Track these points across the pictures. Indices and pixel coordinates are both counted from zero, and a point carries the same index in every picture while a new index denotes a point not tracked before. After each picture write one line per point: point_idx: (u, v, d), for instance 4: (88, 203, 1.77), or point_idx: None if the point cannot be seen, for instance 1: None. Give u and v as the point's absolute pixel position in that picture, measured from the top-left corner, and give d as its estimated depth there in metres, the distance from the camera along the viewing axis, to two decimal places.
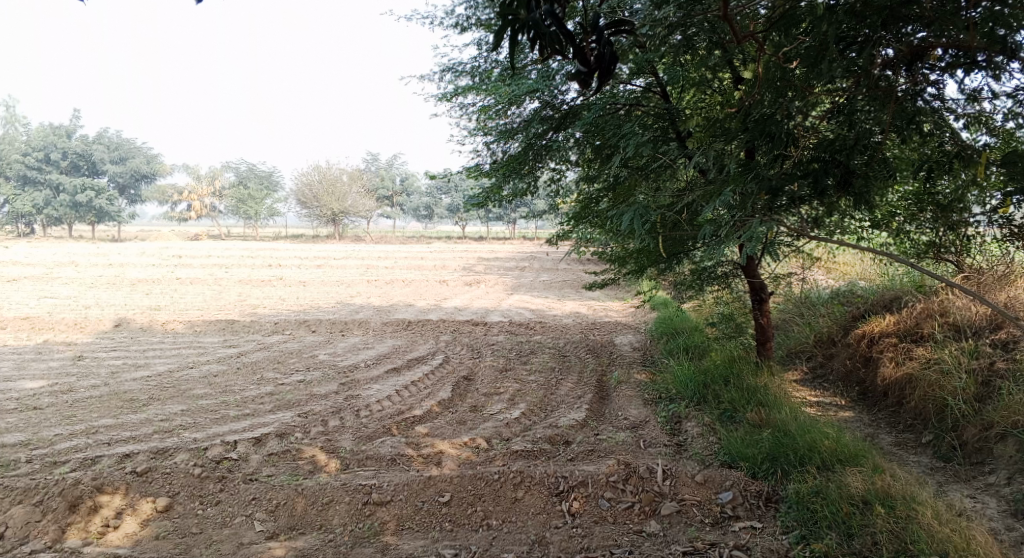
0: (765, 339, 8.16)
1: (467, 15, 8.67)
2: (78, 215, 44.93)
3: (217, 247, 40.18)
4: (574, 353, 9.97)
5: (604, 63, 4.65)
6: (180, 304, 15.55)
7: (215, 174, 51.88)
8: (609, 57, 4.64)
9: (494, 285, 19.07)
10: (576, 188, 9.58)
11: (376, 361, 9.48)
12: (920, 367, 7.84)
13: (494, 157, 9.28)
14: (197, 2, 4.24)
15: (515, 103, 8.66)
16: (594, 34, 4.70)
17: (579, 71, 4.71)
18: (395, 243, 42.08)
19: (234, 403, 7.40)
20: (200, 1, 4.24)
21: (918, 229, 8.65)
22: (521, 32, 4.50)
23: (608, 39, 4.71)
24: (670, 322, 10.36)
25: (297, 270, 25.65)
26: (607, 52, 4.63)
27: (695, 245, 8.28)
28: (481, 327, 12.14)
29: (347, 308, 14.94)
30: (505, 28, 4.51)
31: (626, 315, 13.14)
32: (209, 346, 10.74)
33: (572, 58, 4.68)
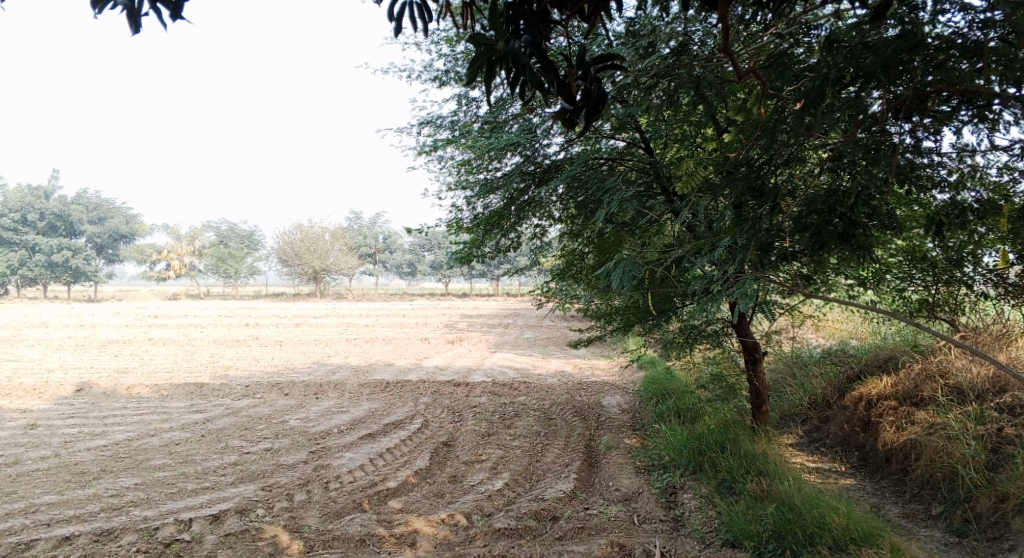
0: (761, 402, 7.71)
1: (446, 69, 8.40)
2: (54, 275, 44.22)
3: (196, 307, 39.56)
4: (559, 416, 9.50)
5: (591, 101, 4.37)
6: (148, 367, 14.94)
7: (194, 233, 51.42)
8: (594, 94, 4.33)
9: (476, 344, 18.57)
10: (560, 245, 9.21)
11: (350, 427, 8.94)
12: (924, 432, 7.44)
13: (475, 212, 8.93)
14: (134, 30, 4.15)
15: (496, 158, 8.35)
16: (580, 68, 4.43)
17: (565, 108, 4.45)
18: (377, 301, 41.61)
19: (192, 475, 6.85)
20: (137, 30, 4.15)
21: (910, 287, 8.29)
22: (498, 64, 4.28)
23: (595, 74, 4.43)
24: (658, 383, 9.94)
25: (275, 329, 25.12)
26: (593, 88, 4.36)
27: (684, 303, 7.92)
28: (462, 388, 11.63)
29: (323, 369, 14.41)
30: (481, 60, 4.28)
31: (612, 374, 12.71)
32: (174, 412, 10.18)
33: (555, 94, 4.40)
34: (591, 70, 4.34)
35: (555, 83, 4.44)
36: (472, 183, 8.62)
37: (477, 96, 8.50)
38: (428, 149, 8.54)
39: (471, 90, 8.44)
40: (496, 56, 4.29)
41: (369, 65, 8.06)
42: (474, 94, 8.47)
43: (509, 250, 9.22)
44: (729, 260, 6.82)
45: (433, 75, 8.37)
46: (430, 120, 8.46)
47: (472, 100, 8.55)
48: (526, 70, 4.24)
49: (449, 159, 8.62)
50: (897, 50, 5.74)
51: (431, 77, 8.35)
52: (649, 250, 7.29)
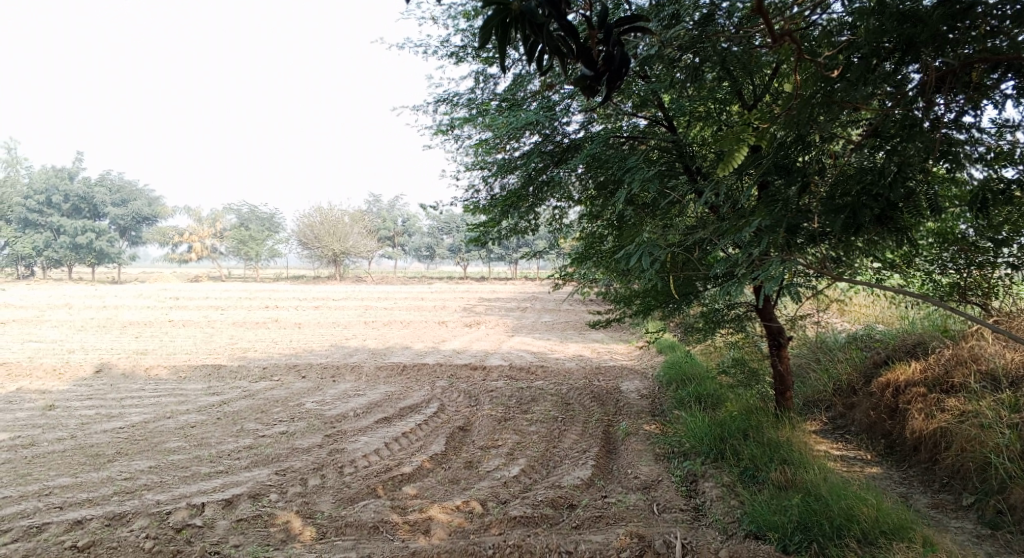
0: (785, 388, 7.52)
1: (464, 45, 8.21)
2: (78, 257, 44.61)
3: (218, 290, 39.78)
4: (578, 400, 9.36)
5: (613, 65, 4.26)
6: (167, 348, 14.96)
7: (215, 215, 51.64)
8: (617, 60, 4.23)
9: (494, 327, 18.45)
10: (580, 226, 9.02)
11: (366, 411, 8.85)
12: (955, 420, 7.25)
13: (492, 193, 8.76)
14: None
15: (514, 137, 8.15)
16: (601, 32, 4.31)
17: (584, 74, 4.33)
18: (397, 284, 41.62)
19: (206, 458, 6.80)
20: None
21: (940, 270, 8.08)
22: (516, 25, 4.14)
23: (617, 38, 4.31)
24: (679, 367, 9.77)
25: (294, 311, 25.13)
26: (615, 53, 4.25)
27: (706, 286, 7.74)
28: (479, 372, 11.51)
29: (341, 351, 14.37)
30: (499, 20, 4.14)
31: (632, 358, 12.55)
32: (191, 394, 10.15)
33: (576, 59, 4.28)
34: (613, 33, 4.22)
35: (575, 48, 4.32)
36: (489, 163, 8.45)
37: (495, 74, 8.31)
38: (444, 128, 8.38)
39: (489, 67, 8.25)
40: (514, 17, 4.14)
41: (384, 42, 7.90)
42: (491, 72, 8.28)
43: (527, 231, 9.05)
44: (754, 243, 6.62)
45: (449, 52, 8.19)
46: (446, 98, 8.29)
47: (489, 78, 8.36)
48: (545, 32, 4.13)
49: (467, 138, 8.45)
50: (938, 20, 5.48)
51: (448, 54, 8.17)
52: (670, 231, 7.11)
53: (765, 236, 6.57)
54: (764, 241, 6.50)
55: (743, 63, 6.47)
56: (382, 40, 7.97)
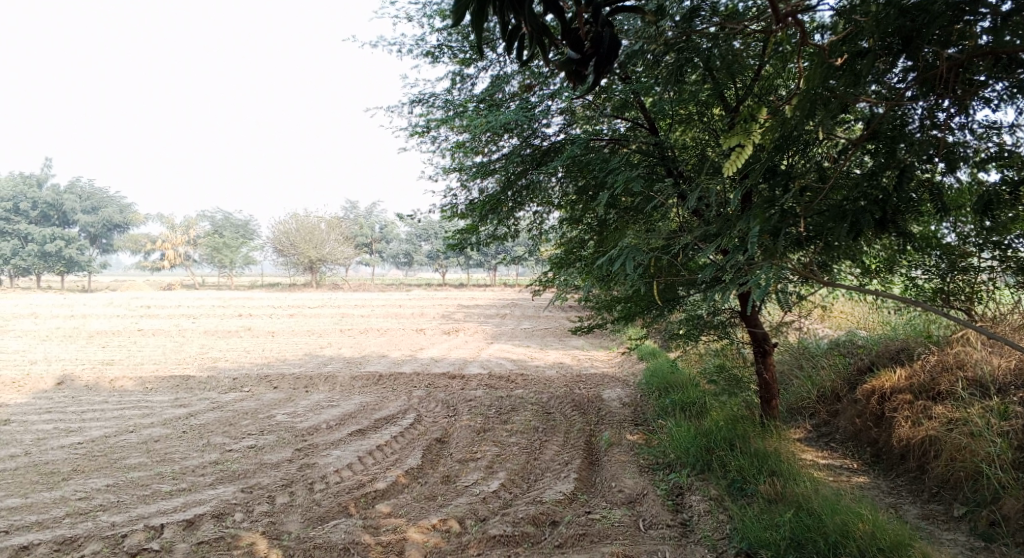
0: (771, 396, 7.32)
1: (439, 44, 7.97)
2: (47, 265, 43.71)
3: (192, 298, 39.12)
4: (558, 409, 9.12)
5: (602, 51, 4.08)
6: (135, 358, 14.52)
7: (189, 222, 50.90)
8: (606, 40, 4.09)
9: (472, 335, 18.16)
10: (560, 231, 8.77)
11: (339, 422, 8.55)
12: (943, 428, 7.08)
13: (469, 197, 8.49)
14: None
15: (492, 139, 7.91)
16: (589, 14, 4.17)
17: (572, 57, 4.18)
18: (374, 291, 41.19)
19: (169, 475, 6.47)
20: None
21: (923, 275, 7.92)
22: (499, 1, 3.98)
23: (605, 20, 4.18)
24: (661, 375, 9.55)
25: (268, 319, 24.67)
26: (605, 33, 4.11)
27: (690, 292, 7.53)
28: (457, 381, 11.23)
29: (315, 361, 14.01)
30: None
31: (612, 365, 12.32)
32: (157, 406, 9.77)
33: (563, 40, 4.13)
34: (602, 15, 4.06)
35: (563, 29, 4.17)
36: (465, 165, 8.17)
37: (472, 74, 8.07)
38: (419, 129, 8.11)
39: (465, 67, 8.00)
40: None
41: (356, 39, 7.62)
42: (468, 72, 8.03)
43: (505, 236, 8.79)
44: (740, 247, 6.41)
45: (424, 51, 7.93)
46: (421, 98, 8.03)
47: (466, 79, 8.11)
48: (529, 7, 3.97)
49: (442, 140, 8.18)
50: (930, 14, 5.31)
51: (422, 52, 7.91)
52: (654, 235, 6.89)
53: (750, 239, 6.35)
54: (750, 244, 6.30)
55: (726, 52, 6.34)
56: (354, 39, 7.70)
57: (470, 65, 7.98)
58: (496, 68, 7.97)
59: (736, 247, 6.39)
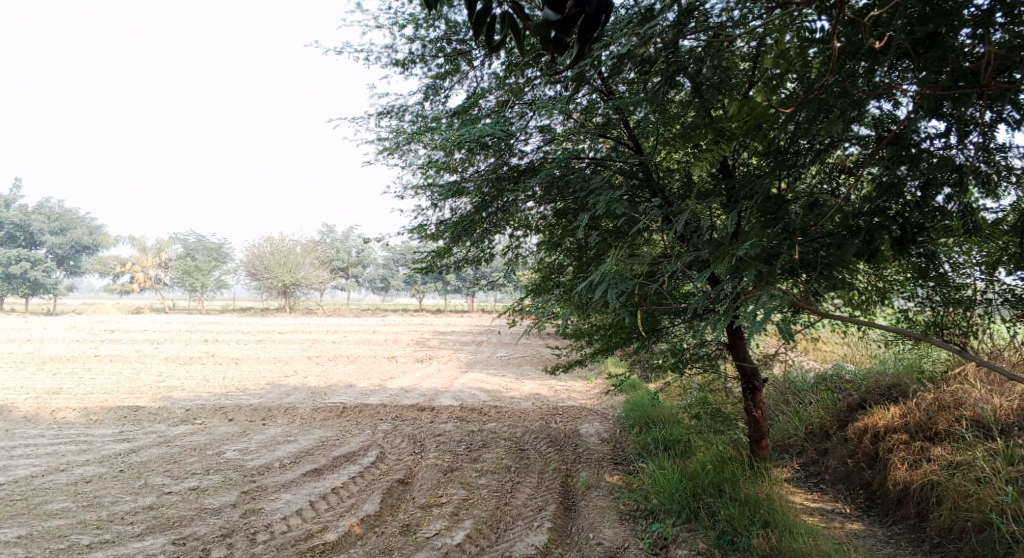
0: (760, 436, 6.67)
1: (411, 55, 7.40)
2: (12, 287, 42.45)
3: (160, 323, 38.06)
4: (532, 445, 8.51)
5: (588, 12, 3.68)
6: (86, 387, 13.71)
7: (159, 244, 49.80)
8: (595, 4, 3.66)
9: (445, 363, 17.50)
10: (537, 257, 8.17)
11: (293, 460, 7.87)
12: (944, 472, 6.55)
13: (440, 217, 7.86)
14: None
15: (466, 159, 7.31)
16: None
17: (553, 20, 3.73)
18: (350, 316, 40.36)
19: (94, 523, 5.83)
20: None
21: (916, 308, 7.35)
22: None
23: None
24: (641, 408, 8.98)
25: (235, 345, 23.83)
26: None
27: (674, 322, 6.99)
28: (425, 413, 10.57)
29: (277, 390, 13.28)
30: None
31: (590, 396, 11.73)
32: (98, 440, 9.03)
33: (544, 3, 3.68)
34: None
35: None
36: (436, 183, 7.56)
37: (446, 88, 7.49)
38: (387, 143, 7.50)
39: (438, 80, 7.42)
40: None
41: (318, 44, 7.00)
42: (442, 85, 7.45)
43: (478, 262, 8.17)
44: (731, 274, 5.88)
45: (394, 62, 7.34)
46: (390, 111, 7.43)
47: (439, 92, 7.54)
48: None
49: (412, 155, 7.57)
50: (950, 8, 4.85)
51: (392, 61, 7.32)
52: (636, 259, 6.35)
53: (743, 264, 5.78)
54: (744, 270, 5.75)
55: (715, 53, 5.87)
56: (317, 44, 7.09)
57: (444, 77, 7.41)
58: (472, 82, 7.40)
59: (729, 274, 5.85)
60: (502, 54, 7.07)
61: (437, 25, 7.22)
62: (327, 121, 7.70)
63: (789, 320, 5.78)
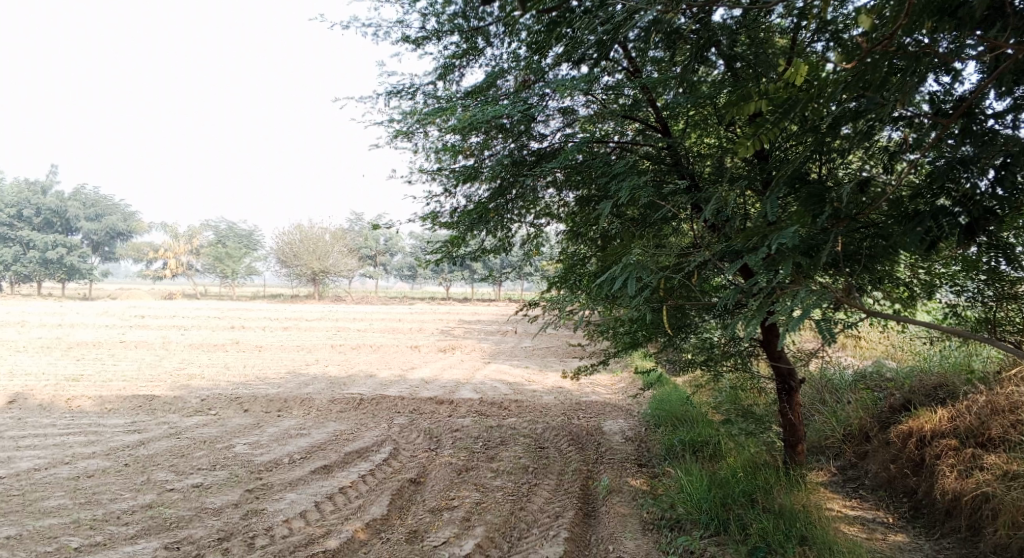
0: (797, 440, 6.24)
1: (425, 32, 6.97)
2: (48, 272, 42.92)
3: (191, 309, 38.26)
4: (553, 442, 8.13)
5: None
6: (105, 375, 13.56)
7: (190, 230, 50.03)
8: None
9: (469, 353, 17.13)
10: (559, 247, 7.78)
11: (304, 456, 7.58)
12: (1001, 484, 6.06)
13: (455, 205, 7.43)
14: None
15: (482, 142, 6.90)
16: None
17: None
18: (378, 304, 40.26)
19: (88, 525, 5.61)
20: None
21: (965, 304, 6.84)
22: None
23: None
24: (668, 406, 8.55)
25: (261, 332, 23.69)
26: None
27: (703, 318, 6.56)
28: (445, 406, 10.23)
29: (296, 380, 13.03)
30: None
31: (616, 391, 11.32)
32: (108, 430, 8.82)
33: None
34: None
35: None
36: (451, 169, 7.15)
37: (461, 67, 7.07)
38: (398, 125, 7.07)
39: (453, 59, 6.99)
40: None
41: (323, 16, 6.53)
42: (456, 64, 7.03)
43: (496, 251, 7.76)
44: (767, 268, 5.42)
45: (406, 38, 6.91)
46: (401, 90, 6.99)
47: (454, 72, 7.12)
48: None
49: (425, 138, 7.13)
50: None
51: (403, 37, 6.88)
52: (663, 250, 5.90)
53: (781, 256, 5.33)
54: (782, 262, 5.30)
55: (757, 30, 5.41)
56: (322, 17, 6.62)
57: (458, 55, 6.98)
58: (489, 61, 6.97)
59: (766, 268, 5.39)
60: (521, 32, 6.64)
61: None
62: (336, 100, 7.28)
63: (832, 320, 5.30)
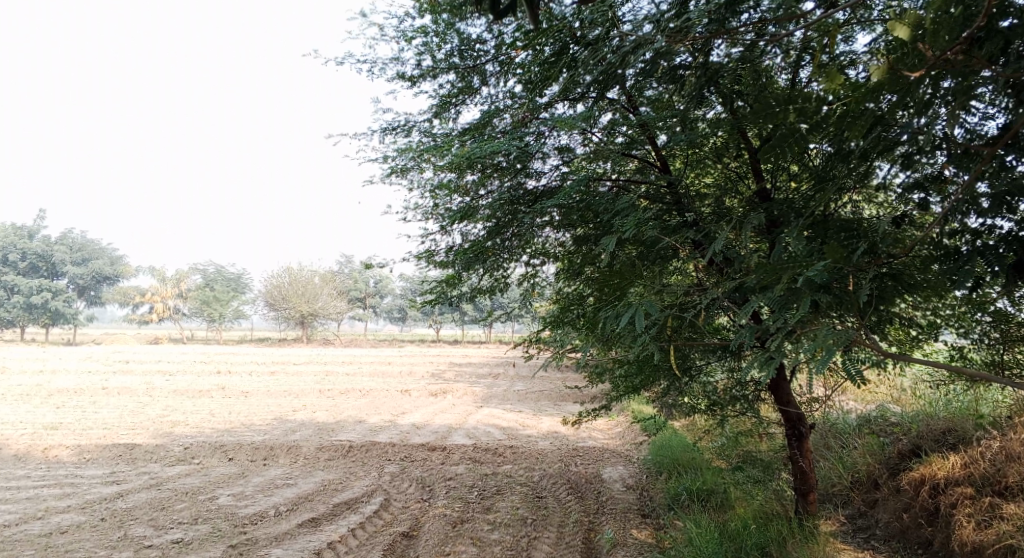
0: (808, 489, 5.81)
1: (421, 70, 6.79)
2: (32, 316, 42.35)
3: (177, 353, 37.71)
4: (550, 492, 7.81)
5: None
6: (86, 422, 13.14)
7: (177, 274, 49.60)
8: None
9: (460, 397, 16.78)
10: (556, 288, 7.55)
11: (290, 508, 7.23)
12: (1023, 535, 5.76)
13: (450, 243, 7.20)
14: None
15: (478, 181, 6.68)
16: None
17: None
18: (367, 347, 39.83)
19: None
20: None
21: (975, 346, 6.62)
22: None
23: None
24: (669, 452, 8.26)
25: (248, 377, 23.25)
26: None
27: (707, 361, 6.31)
28: (437, 453, 9.89)
29: (283, 427, 12.66)
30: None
31: (612, 437, 11.00)
32: (85, 482, 8.44)
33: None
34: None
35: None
36: (446, 208, 6.92)
37: (456, 105, 6.87)
38: (391, 163, 6.85)
39: (449, 97, 6.80)
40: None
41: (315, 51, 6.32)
42: (452, 102, 6.83)
43: (492, 292, 7.52)
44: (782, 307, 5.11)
45: (401, 75, 6.72)
46: (395, 127, 6.78)
47: (449, 110, 6.92)
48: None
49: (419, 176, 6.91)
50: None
51: (398, 74, 6.69)
52: (667, 290, 5.67)
53: (798, 293, 5.00)
54: (798, 299, 4.99)
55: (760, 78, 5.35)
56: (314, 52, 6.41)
57: (454, 94, 6.79)
58: (486, 99, 6.78)
59: (780, 307, 5.07)
60: (518, 70, 6.45)
61: (448, 37, 6.61)
62: (328, 137, 7.06)
63: (854, 361, 5.00)
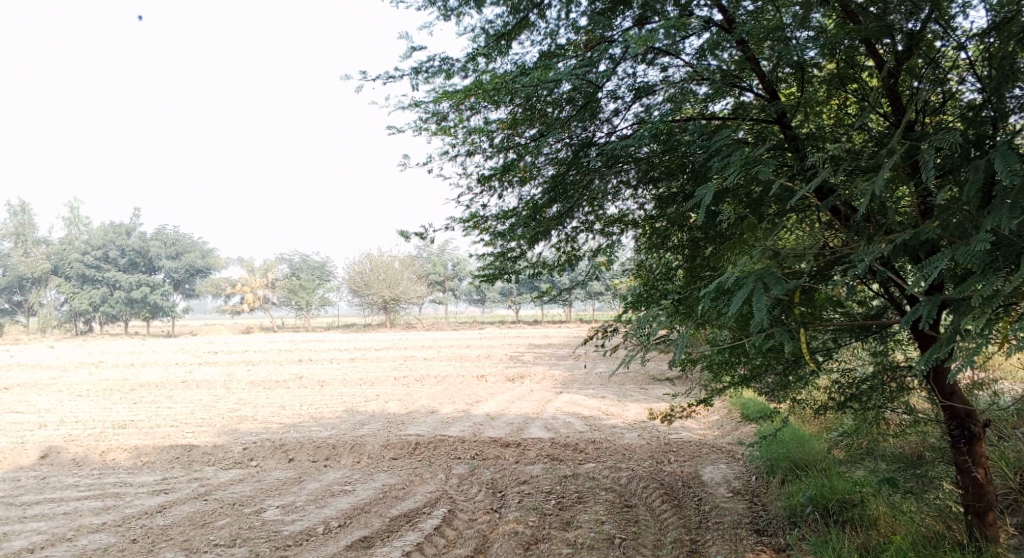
0: (986, 508, 4.57)
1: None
2: (132, 311, 43.57)
3: (267, 343, 38.06)
4: (642, 499, 6.66)
5: None
6: (152, 421, 12.68)
7: (264, 265, 50.24)
8: None
9: (539, 382, 15.75)
10: (637, 260, 6.32)
11: (342, 524, 6.32)
12: None
13: (502, 207, 6.09)
14: None
15: (535, 129, 5.50)
16: None
17: None
18: (451, 331, 39.32)
19: None
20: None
21: None
22: None
23: None
24: (782, 450, 6.98)
25: (328, 365, 22.83)
26: None
27: (834, 344, 5.02)
28: (511, 450, 8.86)
29: (352, 420, 11.87)
30: None
31: (711, 427, 9.74)
32: (131, 491, 7.78)
33: None
34: None
35: None
36: (495, 166, 5.79)
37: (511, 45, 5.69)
38: (425, 111, 5.75)
39: (499, 33, 5.62)
40: None
41: None
42: (504, 39, 5.63)
43: (560, 267, 6.36)
44: (987, 267, 3.73)
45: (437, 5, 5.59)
46: (430, 68, 5.67)
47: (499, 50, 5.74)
48: None
49: (462, 127, 5.76)
50: None
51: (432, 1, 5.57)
52: (783, 255, 4.41)
53: (1014, 250, 3.69)
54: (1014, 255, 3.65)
55: None
56: None
57: (503, 28, 5.61)
58: (542, 36, 5.58)
59: (987, 267, 3.72)
60: None
61: None
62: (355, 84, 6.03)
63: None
